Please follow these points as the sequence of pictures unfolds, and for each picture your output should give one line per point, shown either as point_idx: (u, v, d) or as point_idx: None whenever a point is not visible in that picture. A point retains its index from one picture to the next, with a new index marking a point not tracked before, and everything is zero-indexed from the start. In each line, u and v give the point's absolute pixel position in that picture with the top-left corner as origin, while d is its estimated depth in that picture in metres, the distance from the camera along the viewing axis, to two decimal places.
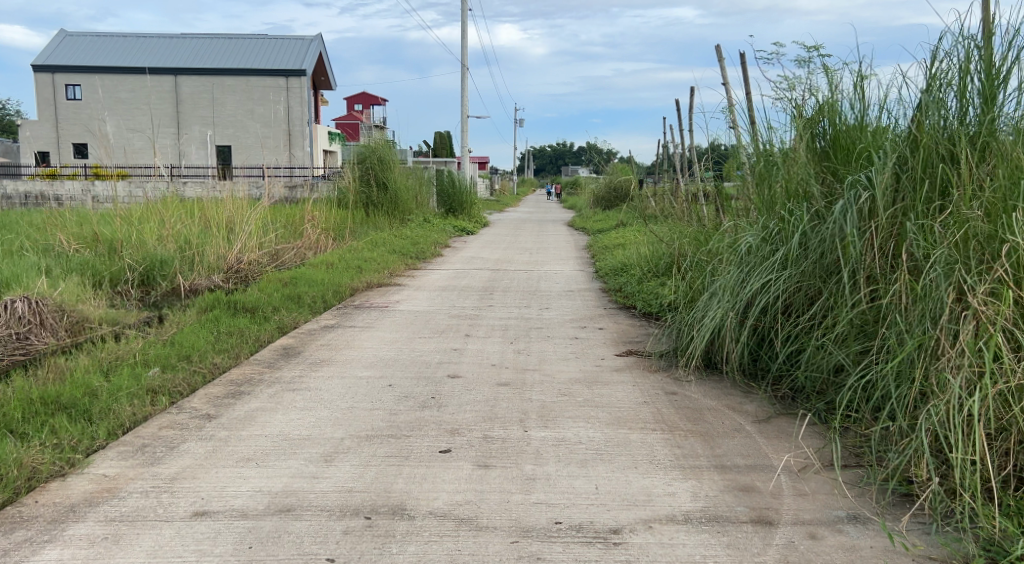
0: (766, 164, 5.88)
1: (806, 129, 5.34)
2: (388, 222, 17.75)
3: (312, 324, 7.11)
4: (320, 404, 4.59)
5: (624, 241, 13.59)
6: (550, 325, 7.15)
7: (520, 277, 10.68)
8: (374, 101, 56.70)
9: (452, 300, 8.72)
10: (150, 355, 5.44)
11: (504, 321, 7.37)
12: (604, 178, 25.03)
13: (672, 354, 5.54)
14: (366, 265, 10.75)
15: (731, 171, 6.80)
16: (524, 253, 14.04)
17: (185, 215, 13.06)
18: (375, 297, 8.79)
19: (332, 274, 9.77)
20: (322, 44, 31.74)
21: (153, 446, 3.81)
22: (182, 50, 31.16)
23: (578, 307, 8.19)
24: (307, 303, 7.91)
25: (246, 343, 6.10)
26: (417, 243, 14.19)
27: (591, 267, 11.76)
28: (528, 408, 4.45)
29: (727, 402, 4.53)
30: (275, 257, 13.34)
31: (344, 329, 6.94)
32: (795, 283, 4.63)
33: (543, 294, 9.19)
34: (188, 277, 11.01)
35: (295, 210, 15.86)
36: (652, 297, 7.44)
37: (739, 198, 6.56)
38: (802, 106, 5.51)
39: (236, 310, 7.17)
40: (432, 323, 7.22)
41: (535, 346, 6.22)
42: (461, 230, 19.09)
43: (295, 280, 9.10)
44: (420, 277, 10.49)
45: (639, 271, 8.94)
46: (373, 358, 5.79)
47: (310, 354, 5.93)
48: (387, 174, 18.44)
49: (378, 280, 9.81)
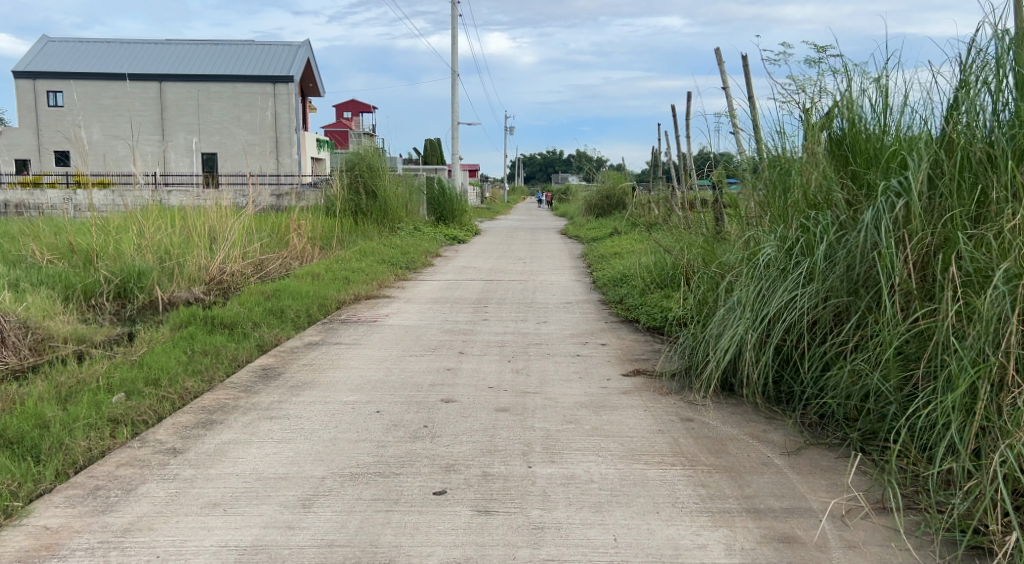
0: (776, 170, 5.50)
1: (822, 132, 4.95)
2: (378, 231, 17.29)
3: (294, 341, 6.66)
4: (300, 434, 4.15)
5: (620, 250, 13.19)
6: (550, 341, 6.73)
7: (515, 288, 10.25)
8: (364, 108, 56.25)
9: (445, 313, 8.28)
10: (114, 379, 4.97)
11: (501, 336, 6.95)
12: (597, 185, 24.64)
13: (686, 377, 5.12)
14: (354, 276, 10.31)
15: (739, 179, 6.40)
16: (517, 263, 13.62)
17: (165, 224, 12.58)
18: (363, 310, 8.34)
19: (318, 285, 9.32)
20: (309, 49, 31.36)
21: (107, 489, 3.37)
22: (167, 57, 30.67)
23: (577, 321, 7.77)
24: (290, 318, 7.46)
25: (222, 364, 5.64)
26: (407, 253, 13.74)
27: (588, 277, 11.36)
28: (531, 439, 4.01)
29: (751, 430, 4.11)
30: (259, 268, 12.88)
31: (329, 346, 6.49)
32: (821, 299, 4.22)
33: (540, 306, 8.77)
34: (167, 289, 10.53)
35: (281, 218, 15.40)
36: (658, 311, 7.04)
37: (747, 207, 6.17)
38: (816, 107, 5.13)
39: (213, 326, 6.71)
40: (424, 339, 6.78)
41: (534, 365, 5.79)
42: (452, 239, 18.65)
43: (278, 292, 8.64)
44: (411, 289, 10.06)
45: (641, 283, 8.52)
46: (361, 379, 5.34)
47: (291, 375, 5.47)
48: (376, 181, 18.02)
49: (366, 292, 9.36)
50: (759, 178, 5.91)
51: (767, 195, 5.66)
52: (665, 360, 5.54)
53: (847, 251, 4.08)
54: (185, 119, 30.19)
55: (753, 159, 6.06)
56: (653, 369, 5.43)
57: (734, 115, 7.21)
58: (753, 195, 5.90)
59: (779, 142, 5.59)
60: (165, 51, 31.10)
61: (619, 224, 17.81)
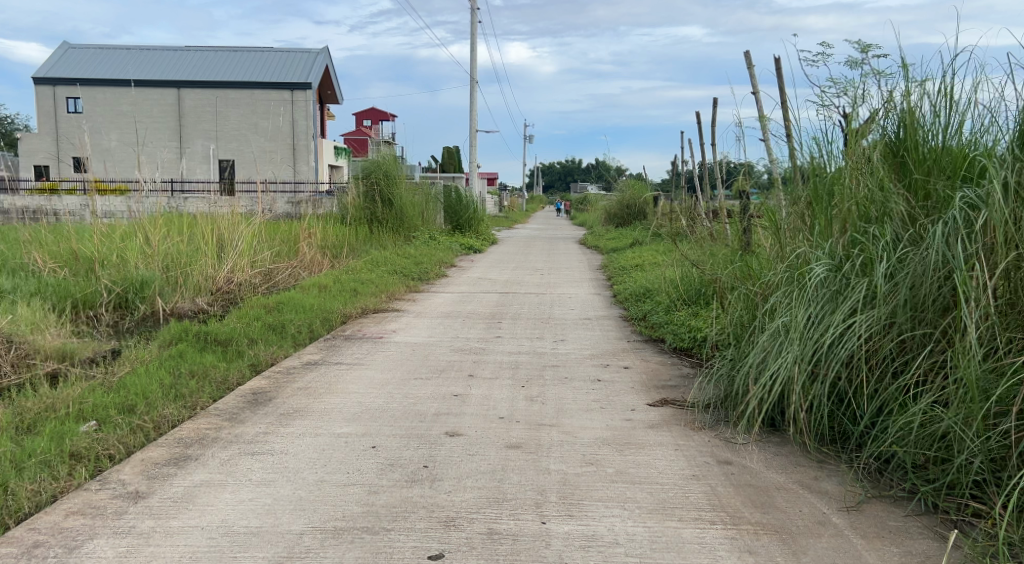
0: (816, 181, 5.00)
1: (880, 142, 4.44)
2: (392, 240, 16.83)
3: (292, 360, 6.17)
4: (283, 474, 3.65)
5: (642, 262, 12.63)
6: (568, 362, 6.21)
7: (532, 302, 9.73)
8: (382, 116, 56.07)
9: (457, 329, 7.77)
10: (86, 405, 4.49)
11: (516, 357, 6.43)
12: (618, 195, 24.07)
13: (722, 410, 4.60)
14: (363, 287, 9.84)
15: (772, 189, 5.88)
16: (535, 274, 13.09)
17: (172, 231, 12.20)
18: (369, 326, 7.85)
19: (324, 297, 8.85)
20: (327, 57, 31.06)
21: (49, 545, 2.91)
22: (185, 63, 30.51)
23: (597, 339, 7.24)
24: (291, 334, 6.98)
25: (210, 387, 5.17)
26: (420, 263, 13.26)
27: (608, 291, 10.82)
28: (546, 486, 3.50)
29: (800, 478, 3.58)
30: (268, 278, 12.45)
31: (330, 366, 6.00)
32: (883, 327, 3.68)
33: (557, 322, 8.25)
34: (170, 299, 10.12)
35: (292, 226, 14.99)
36: (684, 331, 6.51)
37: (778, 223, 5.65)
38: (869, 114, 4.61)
39: (206, 342, 6.24)
40: (433, 359, 6.27)
41: (551, 391, 5.27)
42: (469, 248, 18.18)
43: (281, 305, 8.16)
44: (422, 302, 9.57)
45: (667, 298, 7.98)
46: (359, 407, 4.83)
47: (285, 401, 4.98)
48: (393, 189, 17.60)
49: (375, 305, 8.88)
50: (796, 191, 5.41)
51: (805, 210, 5.16)
52: (697, 390, 5.04)
53: (912, 273, 3.57)
54: (203, 126, 29.97)
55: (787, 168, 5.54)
56: (683, 399, 4.93)
57: (766, 122, 6.70)
58: (787, 208, 5.39)
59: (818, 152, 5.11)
60: (184, 57, 30.93)
61: (640, 235, 17.26)
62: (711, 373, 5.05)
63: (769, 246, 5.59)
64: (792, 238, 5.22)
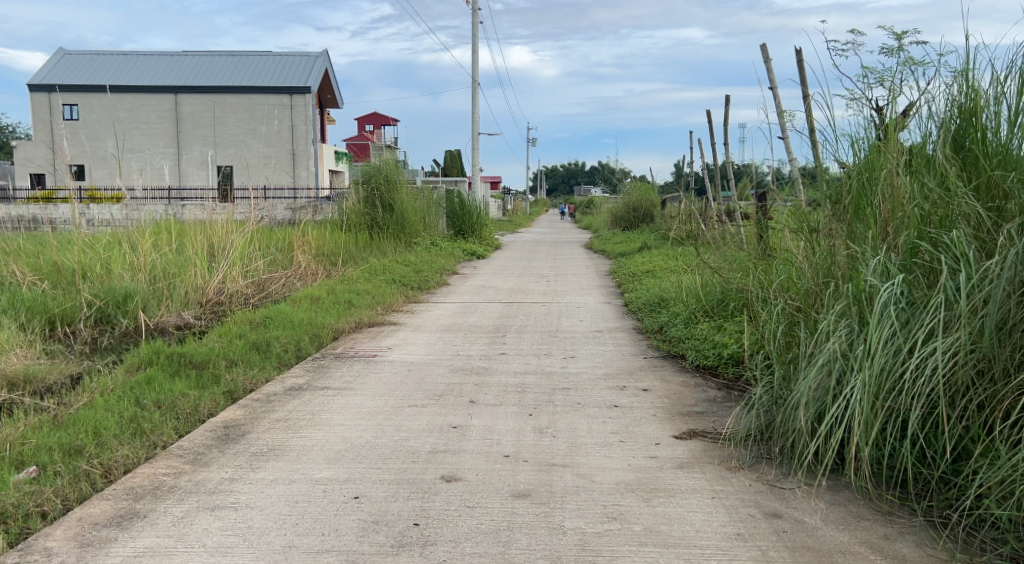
0: (860, 182, 4.44)
1: (945, 145, 3.91)
2: (393, 246, 16.23)
3: (274, 384, 5.58)
4: (245, 537, 3.06)
5: (654, 268, 12.02)
6: (579, 384, 5.60)
7: (538, 313, 9.10)
8: (384, 120, 55.50)
9: (457, 345, 7.15)
10: (28, 446, 3.88)
11: (522, 378, 5.81)
12: (623, 198, 23.43)
13: (764, 444, 4.01)
14: (359, 299, 9.23)
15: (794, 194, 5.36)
16: (541, 281, 12.48)
17: (160, 241, 11.62)
18: (363, 342, 7.24)
19: (316, 311, 8.24)
20: (327, 60, 30.47)
21: None
22: (182, 68, 29.97)
23: (610, 355, 6.63)
24: (275, 355, 6.38)
25: (177, 420, 4.56)
26: (420, 271, 12.65)
27: (619, 299, 10.21)
28: (561, 552, 2.92)
29: (869, 539, 2.99)
30: (260, 289, 11.84)
31: (315, 391, 5.38)
32: (963, 353, 3.11)
33: (565, 336, 7.64)
34: (154, 313, 9.53)
35: (288, 233, 14.39)
36: (709, 348, 5.94)
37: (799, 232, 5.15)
38: (926, 112, 4.10)
39: (179, 366, 5.63)
40: (430, 382, 5.65)
41: (562, 420, 4.67)
42: (472, 254, 17.56)
43: (268, 321, 7.55)
44: (421, 314, 8.96)
45: (685, 309, 7.37)
46: (344, 444, 4.23)
47: (259, 436, 4.37)
48: (394, 195, 17.03)
49: (369, 318, 8.26)
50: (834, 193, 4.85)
51: (843, 213, 4.59)
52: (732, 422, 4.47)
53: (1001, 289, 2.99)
54: (201, 132, 29.41)
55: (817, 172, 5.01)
56: (715, 431, 4.35)
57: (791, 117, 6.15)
58: (824, 214, 4.82)
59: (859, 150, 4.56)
60: (181, 62, 30.39)
61: (650, 240, 16.61)
62: (748, 400, 4.46)
63: (802, 253, 5.01)
64: (829, 243, 4.65)
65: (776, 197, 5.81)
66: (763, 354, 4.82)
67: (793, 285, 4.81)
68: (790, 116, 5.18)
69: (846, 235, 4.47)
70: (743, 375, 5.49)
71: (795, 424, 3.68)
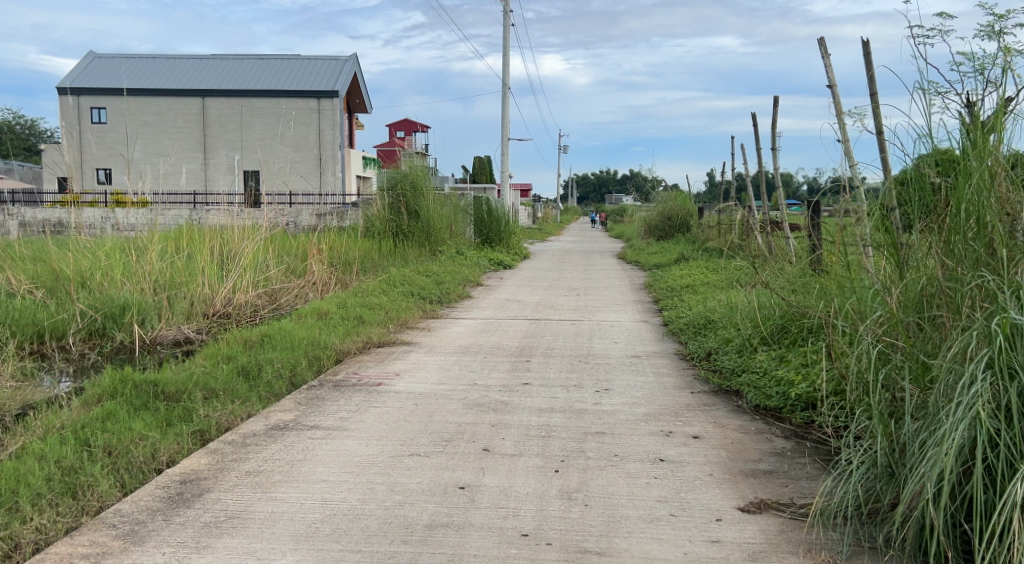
0: (969, 189, 3.65)
1: None
2: (418, 254, 15.44)
3: (257, 420, 4.76)
4: None
5: (694, 282, 11.09)
6: (616, 429, 4.75)
7: (567, 333, 8.20)
8: (414, 126, 54.88)
9: (475, 372, 6.27)
10: None
11: (549, 419, 4.94)
12: (658, 206, 22.40)
13: (864, 525, 3.28)
14: (371, 313, 8.40)
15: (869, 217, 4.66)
16: (571, 295, 11.58)
17: (167, 249, 10.91)
18: (370, 366, 6.42)
19: (321, 328, 7.42)
20: (355, 64, 29.58)
21: None
22: (209, 70, 29.47)
23: (651, 389, 5.78)
24: (265, 382, 5.58)
25: (125, 473, 3.74)
26: (442, 282, 11.81)
27: (657, 317, 9.32)
28: None
29: None
30: (271, 299, 11.06)
31: (302, 431, 4.56)
32: None
33: (598, 361, 6.78)
34: (153, 327, 8.77)
35: (300, 240, 13.49)
36: (772, 387, 5.22)
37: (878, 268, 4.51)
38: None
39: (149, 398, 4.83)
40: (439, 421, 4.80)
41: (595, 481, 3.82)
42: (499, 264, 16.71)
43: (266, 340, 6.74)
44: (439, 332, 8.13)
45: (738, 334, 6.50)
46: (322, 512, 3.39)
47: (220, 497, 3.52)
48: (420, 201, 16.26)
49: (380, 337, 7.43)
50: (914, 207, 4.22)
51: (945, 235, 3.90)
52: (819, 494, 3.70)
53: None
54: (228, 135, 28.71)
55: (900, 192, 4.32)
56: (794, 504, 3.55)
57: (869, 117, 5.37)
58: (921, 235, 4.10)
59: (947, 157, 4.01)
60: (210, 64, 29.81)
61: (688, 251, 15.66)
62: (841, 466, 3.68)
63: (888, 280, 4.34)
64: (929, 269, 3.96)
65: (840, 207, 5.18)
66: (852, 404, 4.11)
67: (885, 320, 4.09)
68: (860, 115, 4.51)
69: (950, 261, 3.79)
70: (815, 420, 4.77)
71: (917, 501, 2.98)
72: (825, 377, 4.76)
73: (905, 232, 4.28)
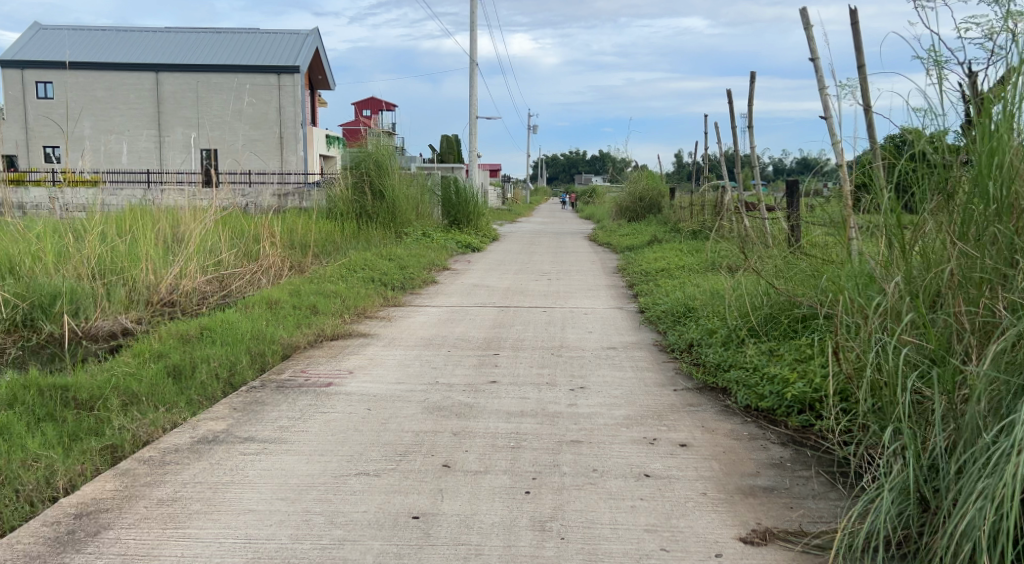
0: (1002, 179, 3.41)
1: None
2: (382, 237, 14.77)
3: (183, 431, 4.13)
4: None
5: (670, 266, 10.59)
6: (594, 436, 4.21)
7: (537, 322, 7.62)
8: (380, 105, 53.78)
9: (436, 368, 5.67)
10: None
11: (518, 425, 4.36)
12: (628, 186, 21.91)
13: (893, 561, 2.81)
14: (325, 301, 7.75)
15: (885, 212, 4.37)
16: (541, 280, 10.99)
17: (108, 231, 10.09)
18: (321, 363, 5.79)
19: (269, 320, 6.77)
20: (316, 39, 28.49)
21: None
22: (162, 43, 28.19)
23: (630, 387, 5.25)
24: (198, 385, 4.94)
25: (8, 508, 3.11)
26: (405, 267, 11.15)
27: (632, 303, 8.80)
28: None
29: None
30: (221, 285, 10.32)
31: (235, 445, 3.95)
32: None
33: (572, 354, 6.23)
34: (89, 317, 8.02)
35: (250, 222, 12.53)
36: (765, 386, 4.67)
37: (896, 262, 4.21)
38: None
39: (56, 408, 4.17)
40: (393, 431, 4.21)
41: (571, 506, 3.29)
42: (466, 246, 16.09)
43: (205, 335, 6.08)
44: (399, 322, 7.51)
45: (722, 326, 5.98)
46: (244, 556, 2.82)
47: (120, 537, 2.92)
48: (384, 181, 15.54)
49: (334, 328, 6.80)
50: (926, 185, 4.13)
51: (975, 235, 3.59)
52: (833, 520, 3.18)
53: None
54: (183, 112, 27.51)
55: (925, 186, 4.12)
56: (807, 534, 3.04)
57: (864, 89, 4.96)
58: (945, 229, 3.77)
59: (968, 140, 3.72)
60: (165, 37, 28.52)
61: (660, 233, 15.19)
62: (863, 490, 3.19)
63: (910, 275, 4.01)
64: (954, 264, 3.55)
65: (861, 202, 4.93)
66: (870, 414, 3.64)
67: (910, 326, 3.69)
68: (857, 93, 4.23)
69: None
70: (814, 424, 4.24)
71: (961, 538, 2.50)
72: (830, 380, 4.29)
73: (924, 220, 4.02)
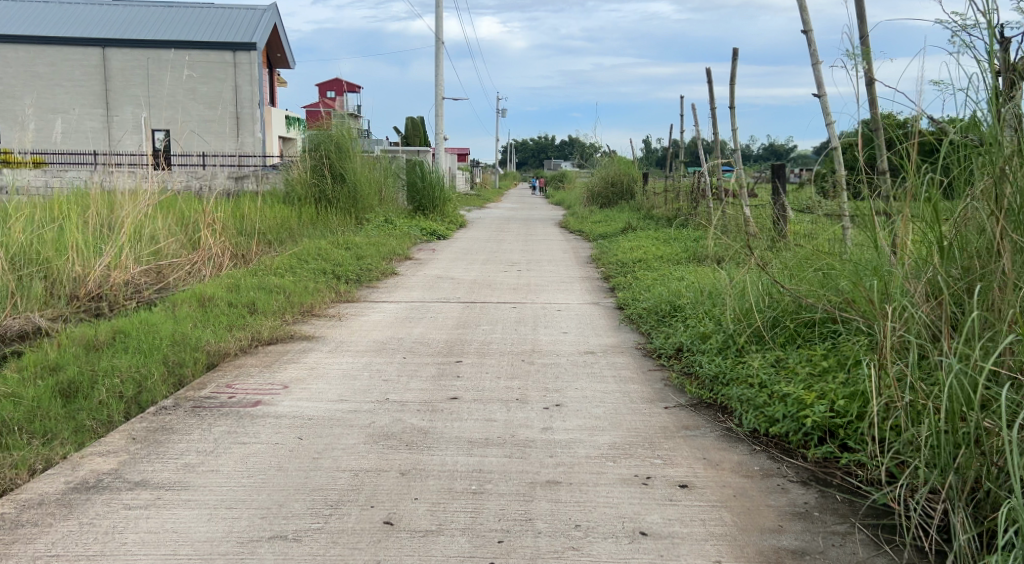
0: None
1: None
2: (342, 223, 13.83)
3: (56, 474, 3.28)
4: None
5: (649, 257, 9.83)
6: (574, 475, 3.42)
7: (506, 321, 6.80)
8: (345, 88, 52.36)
9: (388, 382, 4.83)
10: None
11: (481, 460, 3.55)
12: (600, 172, 21.12)
13: None
14: (267, 298, 6.86)
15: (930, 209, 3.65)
16: (511, 270, 10.18)
17: (29, 216, 9.03)
18: (251, 375, 4.93)
19: (197, 322, 5.87)
20: (276, 14, 27.25)
21: None
22: (111, 16, 26.71)
23: (614, 404, 4.46)
24: (91, 408, 4.06)
25: None
26: (363, 257, 10.26)
27: (609, 298, 8.01)
28: None
29: None
30: (158, 276, 9.35)
31: (120, 494, 3.11)
32: None
33: (545, 361, 5.43)
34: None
35: (195, 205, 11.45)
36: (778, 408, 3.91)
37: (945, 271, 3.51)
38: None
39: None
40: (326, 470, 3.38)
41: None
42: (432, 234, 15.20)
43: (115, 341, 5.19)
44: (349, 322, 6.65)
45: (720, 329, 5.20)
46: None
47: None
48: (346, 164, 14.56)
49: (273, 330, 5.92)
50: (967, 172, 3.54)
51: None
52: None
53: None
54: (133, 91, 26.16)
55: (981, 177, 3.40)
56: None
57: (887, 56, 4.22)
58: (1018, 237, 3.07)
59: None
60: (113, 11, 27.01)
61: (635, 221, 14.43)
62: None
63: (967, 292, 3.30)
64: None
65: (881, 191, 4.33)
66: (927, 462, 2.96)
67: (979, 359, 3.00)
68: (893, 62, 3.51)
69: None
70: (839, 458, 3.51)
71: None
72: (861, 407, 3.56)
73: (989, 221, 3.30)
